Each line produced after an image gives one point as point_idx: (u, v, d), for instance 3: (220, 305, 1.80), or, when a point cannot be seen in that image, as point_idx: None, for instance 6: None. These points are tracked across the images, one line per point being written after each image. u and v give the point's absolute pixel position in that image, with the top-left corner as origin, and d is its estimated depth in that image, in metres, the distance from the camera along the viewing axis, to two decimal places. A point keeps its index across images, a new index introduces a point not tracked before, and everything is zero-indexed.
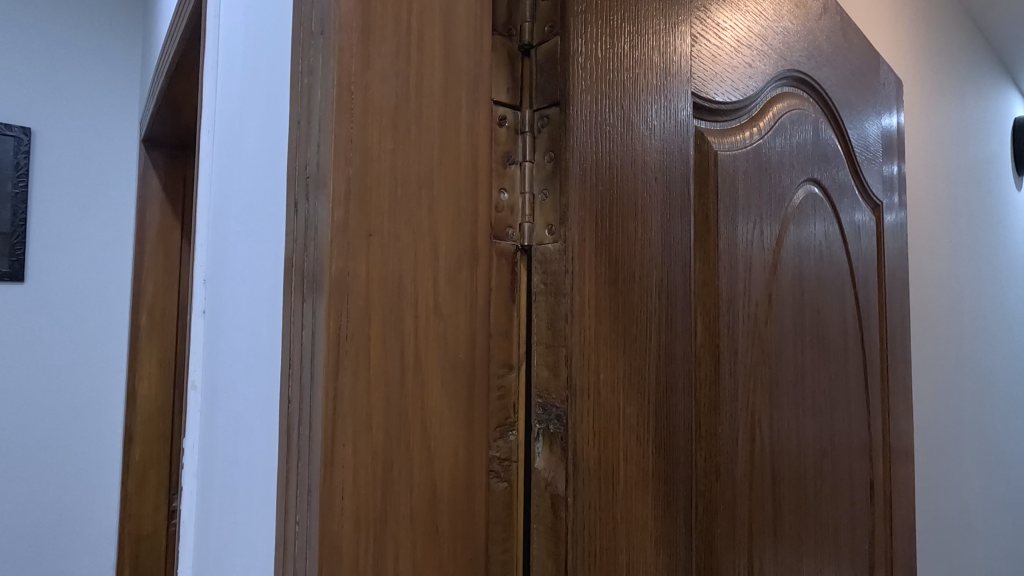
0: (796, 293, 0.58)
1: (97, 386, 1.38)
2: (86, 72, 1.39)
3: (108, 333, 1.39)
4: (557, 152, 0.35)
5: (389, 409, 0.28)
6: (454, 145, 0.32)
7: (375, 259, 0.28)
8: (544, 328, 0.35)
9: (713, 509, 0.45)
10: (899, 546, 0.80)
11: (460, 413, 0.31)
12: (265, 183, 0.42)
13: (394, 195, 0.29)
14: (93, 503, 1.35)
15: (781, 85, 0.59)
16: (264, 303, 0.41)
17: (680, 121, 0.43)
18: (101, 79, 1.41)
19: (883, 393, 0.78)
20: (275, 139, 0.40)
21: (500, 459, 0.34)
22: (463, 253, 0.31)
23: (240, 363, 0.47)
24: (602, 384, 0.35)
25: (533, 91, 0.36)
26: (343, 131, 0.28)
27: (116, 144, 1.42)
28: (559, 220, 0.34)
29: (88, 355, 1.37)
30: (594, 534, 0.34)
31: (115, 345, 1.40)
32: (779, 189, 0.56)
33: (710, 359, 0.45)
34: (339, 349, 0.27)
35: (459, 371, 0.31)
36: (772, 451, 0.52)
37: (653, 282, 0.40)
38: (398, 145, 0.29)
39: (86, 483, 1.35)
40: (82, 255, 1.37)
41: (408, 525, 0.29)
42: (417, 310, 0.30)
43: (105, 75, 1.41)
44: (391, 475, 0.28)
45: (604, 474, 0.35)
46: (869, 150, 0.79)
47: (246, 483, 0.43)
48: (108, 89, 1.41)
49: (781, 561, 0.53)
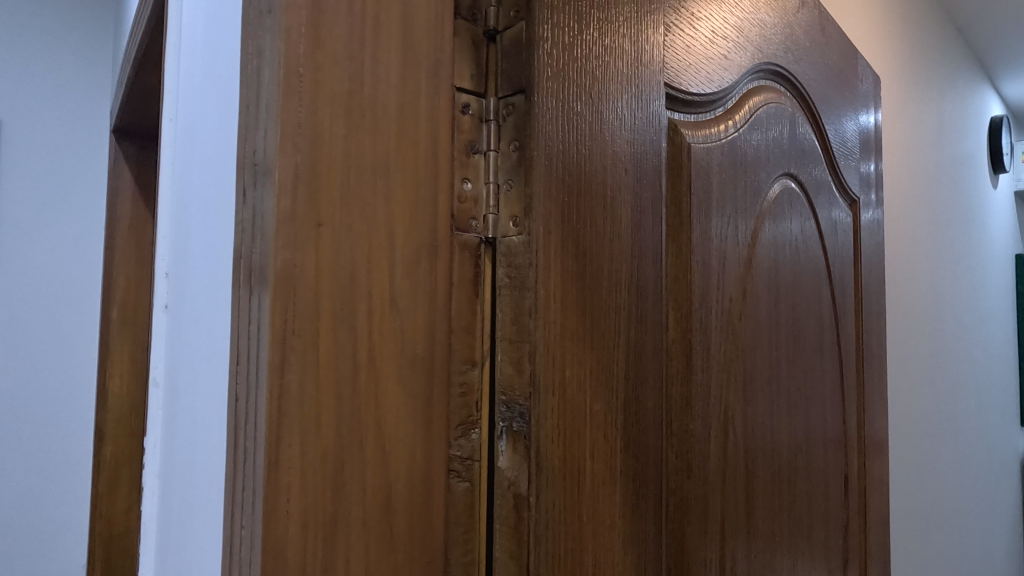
0: (771, 289, 0.57)
1: (67, 382, 1.34)
2: (50, 62, 1.34)
3: (79, 329, 1.35)
4: (523, 142, 0.33)
5: (340, 407, 0.27)
6: (414, 133, 0.30)
7: (325, 250, 0.27)
8: (509, 323, 0.33)
9: (684, 506, 0.44)
10: (873, 540, 0.80)
11: (418, 411, 0.30)
12: (223, 174, 0.41)
13: (347, 183, 0.28)
14: (63, 504, 1.32)
15: (757, 78, 0.59)
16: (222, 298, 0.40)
17: (652, 112, 0.42)
18: (68, 70, 1.36)
19: (859, 390, 0.78)
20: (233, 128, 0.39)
21: (462, 458, 0.33)
22: (421, 245, 0.30)
23: (201, 357, 0.46)
24: (568, 380, 0.34)
25: (499, 78, 0.34)
26: (291, 115, 0.26)
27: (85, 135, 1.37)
28: (524, 211, 0.33)
29: (58, 351, 1.33)
30: (559, 534, 0.33)
31: (86, 341, 1.36)
32: (754, 184, 0.56)
33: (682, 354, 0.45)
34: (285, 345, 0.26)
35: (417, 368, 0.30)
36: (745, 447, 0.52)
37: (622, 276, 0.39)
38: (351, 131, 0.28)
39: (55, 484, 1.32)
40: (51, 246, 1.33)
41: (361, 527, 0.27)
42: (371, 304, 0.28)
43: (75, 61, 1.37)
44: (342, 477, 0.27)
45: (569, 474, 0.34)
46: (846, 146, 0.79)
47: (205, 478, 0.42)
48: (78, 74, 1.37)
49: (753, 559, 0.53)
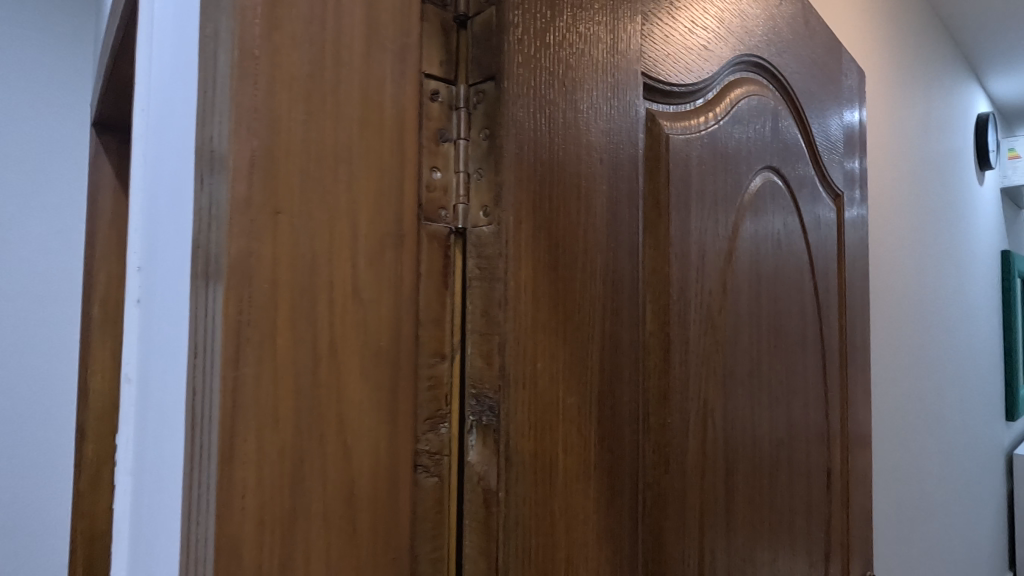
0: (752, 283, 0.57)
1: (37, 385, 1.09)
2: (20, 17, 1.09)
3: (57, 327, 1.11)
4: (493, 130, 0.33)
5: (299, 400, 0.26)
6: (378, 119, 0.29)
7: (283, 239, 0.26)
8: (478, 314, 0.33)
9: (661, 501, 0.44)
10: (856, 533, 0.80)
11: (382, 405, 0.29)
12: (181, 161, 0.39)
13: (306, 171, 0.27)
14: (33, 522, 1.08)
15: (739, 70, 0.58)
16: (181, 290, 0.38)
17: (629, 102, 0.42)
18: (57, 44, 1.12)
19: (841, 385, 0.78)
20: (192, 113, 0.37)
21: (430, 453, 0.32)
22: (386, 234, 0.30)
23: (169, 351, 0.44)
24: (540, 374, 0.34)
25: (469, 65, 0.34)
26: (246, 99, 0.26)
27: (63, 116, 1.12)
28: (493, 200, 0.33)
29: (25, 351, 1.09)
30: (530, 530, 0.33)
31: (68, 341, 1.12)
32: (736, 176, 0.55)
33: (660, 348, 0.44)
34: (240, 336, 0.25)
35: (381, 360, 0.29)
36: (725, 441, 0.52)
37: (597, 268, 0.38)
38: (310, 117, 0.27)
39: (33, 499, 1.08)
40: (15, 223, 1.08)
41: (322, 523, 0.27)
42: (332, 294, 0.27)
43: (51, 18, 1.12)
44: (301, 471, 0.26)
45: (541, 469, 0.34)
46: (831, 142, 0.79)
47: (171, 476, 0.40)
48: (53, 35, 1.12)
49: (733, 554, 0.52)
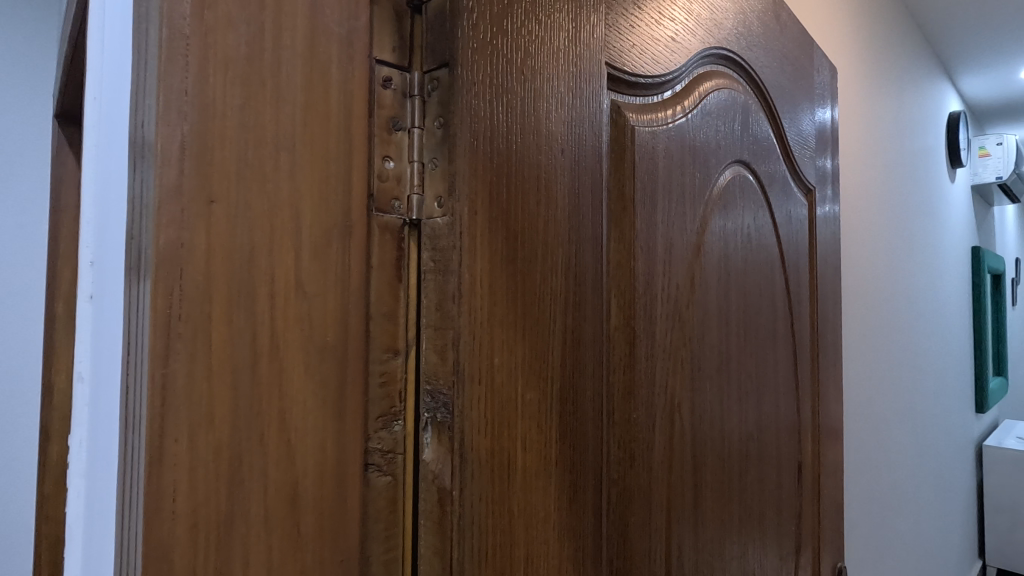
0: (721, 278, 0.57)
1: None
2: None
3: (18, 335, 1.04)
4: (447, 119, 0.32)
5: (237, 397, 0.25)
6: (323, 105, 0.28)
7: (218, 229, 0.25)
8: (432, 308, 0.32)
9: (627, 497, 0.43)
10: (827, 524, 0.81)
11: (329, 402, 0.28)
12: (107, 146, 0.35)
13: (243, 158, 0.26)
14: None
15: (708, 62, 0.58)
16: (112, 288, 0.35)
17: (593, 93, 0.41)
18: (14, 18, 1.06)
19: (813, 378, 0.79)
20: (121, 92, 0.34)
21: (383, 452, 0.31)
22: (332, 225, 0.29)
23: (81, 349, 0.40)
24: (497, 369, 0.33)
25: (423, 51, 0.33)
26: (176, 82, 0.24)
27: (24, 100, 1.06)
28: (447, 190, 0.32)
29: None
30: (486, 529, 0.32)
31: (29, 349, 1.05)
32: (704, 170, 0.55)
33: (625, 342, 0.44)
34: (170, 331, 0.24)
35: (327, 357, 0.28)
36: (693, 435, 0.51)
37: (558, 261, 0.37)
38: (248, 101, 0.26)
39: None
40: None
41: (262, 525, 0.26)
42: (273, 288, 0.26)
43: None
44: (239, 472, 0.25)
45: (498, 466, 0.33)
46: (803, 138, 0.79)
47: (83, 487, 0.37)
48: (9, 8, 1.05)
49: (701, 548, 0.52)
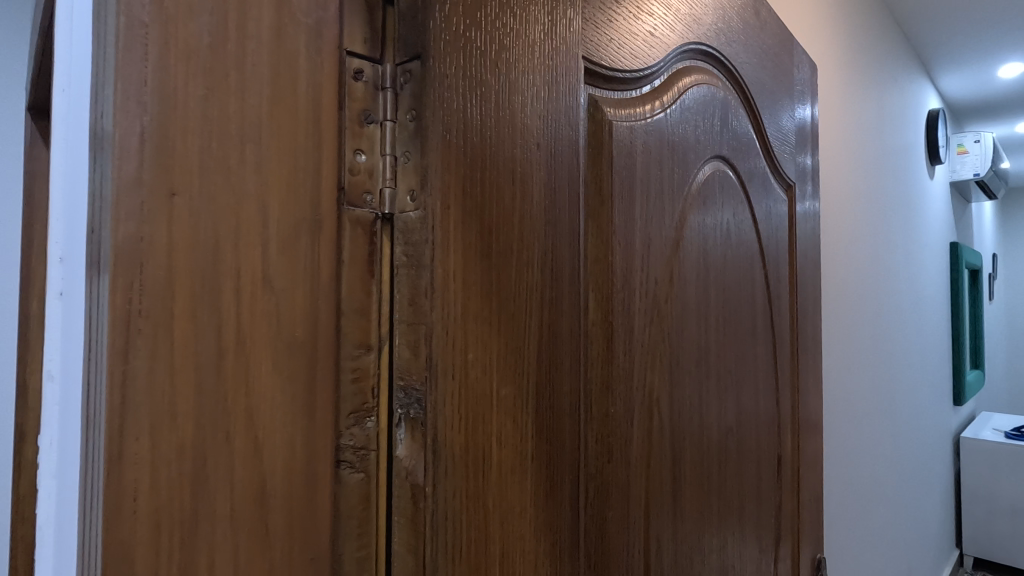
0: (700, 273, 0.57)
1: None
2: None
3: None
4: (420, 112, 0.31)
5: (201, 394, 0.25)
6: (291, 98, 0.28)
7: (180, 223, 0.24)
8: (405, 303, 0.31)
9: (605, 491, 0.43)
10: (807, 516, 0.82)
11: (298, 399, 0.28)
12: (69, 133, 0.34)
13: (206, 150, 0.25)
14: None
15: (687, 57, 0.58)
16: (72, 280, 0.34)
17: (569, 87, 0.41)
18: None
19: (793, 373, 0.79)
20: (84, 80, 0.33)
21: (355, 449, 0.30)
22: (301, 219, 0.28)
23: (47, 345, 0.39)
24: (471, 365, 0.33)
25: (395, 43, 0.32)
26: (135, 72, 0.24)
27: None
28: (420, 184, 0.31)
29: None
30: (460, 526, 0.32)
31: None
32: (683, 165, 0.55)
33: (603, 336, 0.44)
34: (130, 328, 0.23)
35: (296, 354, 0.28)
36: (671, 429, 0.52)
37: (535, 255, 0.37)
38: (211, 92, 0.25)
39: None
40: None
41: (228, 524, 0.25)
42: (239, 282, 0.26)
43: None
44: (203, 471, 0.25)
45: (473, 462, 0.33)
46: (783, 135, 0.79)
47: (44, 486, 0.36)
48: None
49: (681, 541, 0.53)
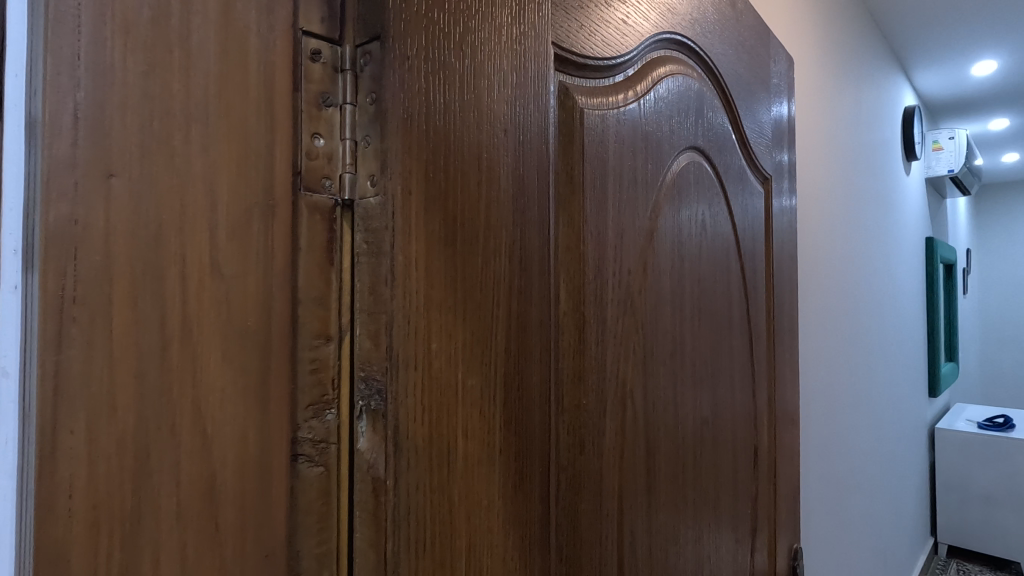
0: (675, 265, 0.57)
1: None
2: None
3: None
4: (380, 94, 0.30)
5: (143, 386, 0.24)
6: (240, 77, 0.27)
7: (119, 206, 0.23)
8: (365, 293, 0.30)
9: (578, 483, 0.43)
10: (783, 507, 0.83)
11: (249, 390, 0.27)
12: None
13: (147, 129, 0.24)
14: None
15: (661, 47, 0.57)
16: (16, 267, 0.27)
17: (538, 73, 0.40)
18: None
19: (769, 365, 0.80)
20: None
21: (314, 442, 0.29)
22: (252, 203, 0.27)
23: None
24: (435, 356, 0.32)
25: (354, 24, 0.31)
26: (67, 46, 0.23)
27: None
28: (380, 169, 0.30)
29: None
30: (424, 520, 0.31)
31: None
32: (657, 156, 0.54)
33: (575, 327, 0.43)
34: (63, 316, 0.22)
35: (248, 344, 0.27)
36: (645, 421, 0.51)
37: (502, 243, 0.36)
38: (152, 68, 0.24)
39: None
40: None
41: (174, 521, 0.24)
42: (185, 269, 0.25)
43: None
44: (147, 465, 0.24)
45: (437, 454, 0.32)
46: (759, 128, 0.79)
47: None
48: None
49: (655, 534, 0.53)
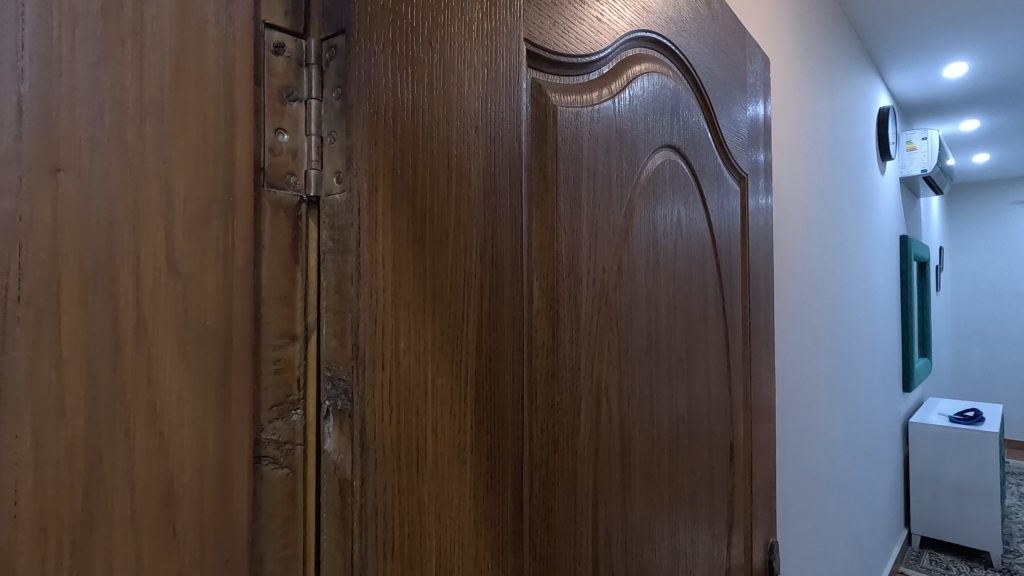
0: (650, 264, 0.57)
1: None
2: None
3: None
4: (345, 89, 0.30)
5: (94, 387, 0.23)
6: (198, 70, 0.26)
7: (68, 202, 0.22)
8: (331, 291, 0.30)
9: (552, 482, 0.43)
10: (759, 501, 0.84)
11: (209, 390, 0.26)
12: None
13: (97, 121, 0.23)
14: None
15: (637, 46, 0.57)
16: None
17: (511, 69, 0.40)
18: None
19: (745, 362, 0.81)
20: None
21: (279, 443, 0.29)
22: (212, 200, 0.27)
23: None
24: (403, 354, 0.31)
25: (319, 16, 0.30)
26: (9, 35, 0.22)
27: None
28: (346, 165, 0.30)
29: None
30: (393, 521, 0.31)
31: None
32: (632, 154, 0.54)
33: (548, 324, 0.43)
34: (6, 316, 0.21)
35: (208, 343, 0.26)
36: (620, 419, 0.51)
37: (473, 240, 0.36)
38: (103, 60, 0.24)
39: None
40: None
41: (129, 526, 0.24)
42: (139, 267, 0.24)
43: None
44: (98, 470, 0.23)
45: (406, 454, 0.31)
46: (735, 127, 0.80)
47: None
48: None
49: (631, 531, 0.53)
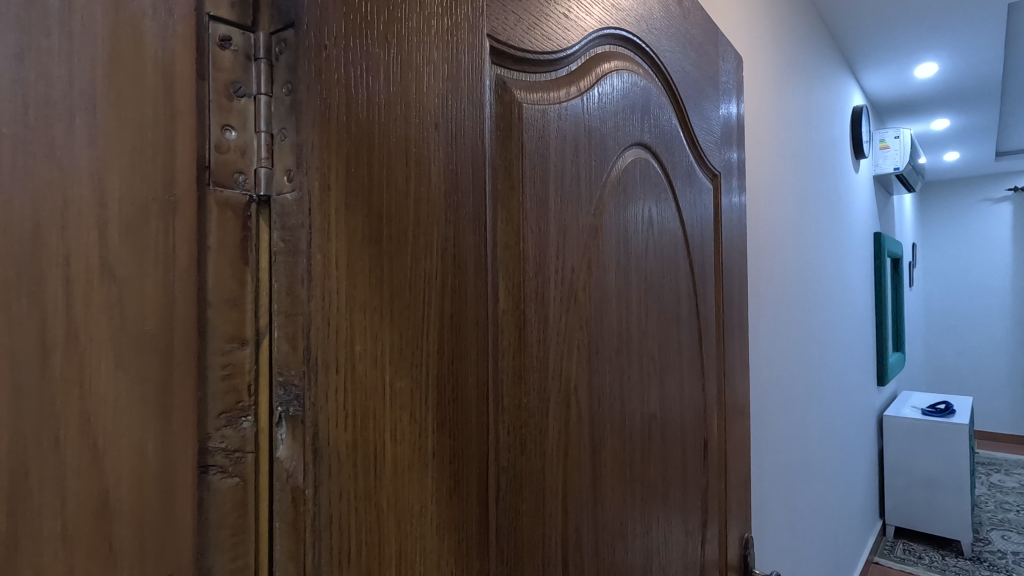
0: (620, 263, 0.57)
1: None
2: None
3: None
4: (296, 85, 0.29)
5: (20, 397, 0.22)
6: (134, 63, 0.25)
7: None
8: (283, 293, 0.29)
9: (519, 484, 0.42)
10: (734, 498, 0.84)
11: (149, 398, 0.25)
12: None
13: (20, 118, 0.22)
14: None
15: (606, 43, 0.57)
16: None
17: (473, 65, 0.39)
18: None
19: (718, 359, 0.81)
20: None
21: (228, 452, 0.28)
22: (151, 199, 0.25)
23: None
24: (359, 358, 0.30)
25: (268, 9, 0.29)
26: None
27: None
28: (296, 163, 0.29)
29: None
30: (349, 529, 0.30)
31: None
32: (601, 152, 0.54)
33: (514, 324, 0.42)
34: None
35: (147, 350, 0.25)
36: (590, 419, 0.51)
37: (434, 240, 0.35)
38: (25, 51, 0.22)
39: None
40: None
41: (59, 542, 0.23)
42: (70, 270, 0.23)
43: None
44: (24, 485, 0.22)
45: (363, 460, 0.31)
46: (707, 124, 0.80)
47: None
48: None
49: (603, 531, 0.53)
